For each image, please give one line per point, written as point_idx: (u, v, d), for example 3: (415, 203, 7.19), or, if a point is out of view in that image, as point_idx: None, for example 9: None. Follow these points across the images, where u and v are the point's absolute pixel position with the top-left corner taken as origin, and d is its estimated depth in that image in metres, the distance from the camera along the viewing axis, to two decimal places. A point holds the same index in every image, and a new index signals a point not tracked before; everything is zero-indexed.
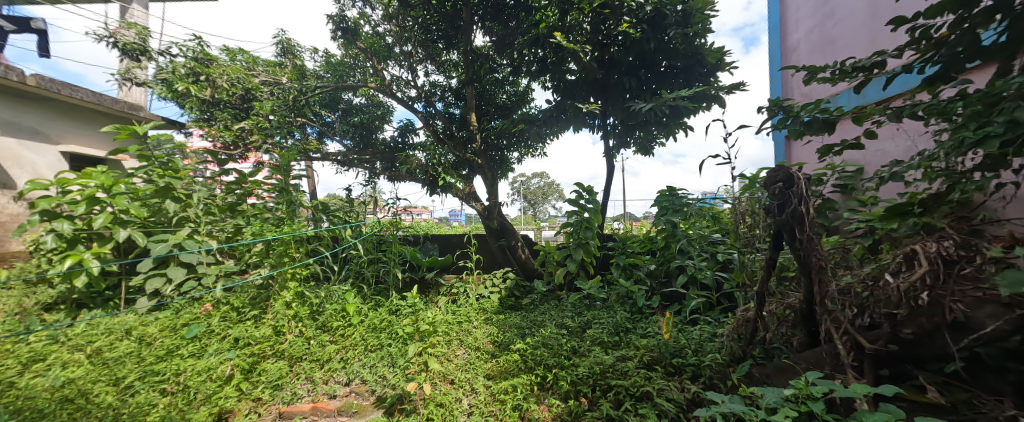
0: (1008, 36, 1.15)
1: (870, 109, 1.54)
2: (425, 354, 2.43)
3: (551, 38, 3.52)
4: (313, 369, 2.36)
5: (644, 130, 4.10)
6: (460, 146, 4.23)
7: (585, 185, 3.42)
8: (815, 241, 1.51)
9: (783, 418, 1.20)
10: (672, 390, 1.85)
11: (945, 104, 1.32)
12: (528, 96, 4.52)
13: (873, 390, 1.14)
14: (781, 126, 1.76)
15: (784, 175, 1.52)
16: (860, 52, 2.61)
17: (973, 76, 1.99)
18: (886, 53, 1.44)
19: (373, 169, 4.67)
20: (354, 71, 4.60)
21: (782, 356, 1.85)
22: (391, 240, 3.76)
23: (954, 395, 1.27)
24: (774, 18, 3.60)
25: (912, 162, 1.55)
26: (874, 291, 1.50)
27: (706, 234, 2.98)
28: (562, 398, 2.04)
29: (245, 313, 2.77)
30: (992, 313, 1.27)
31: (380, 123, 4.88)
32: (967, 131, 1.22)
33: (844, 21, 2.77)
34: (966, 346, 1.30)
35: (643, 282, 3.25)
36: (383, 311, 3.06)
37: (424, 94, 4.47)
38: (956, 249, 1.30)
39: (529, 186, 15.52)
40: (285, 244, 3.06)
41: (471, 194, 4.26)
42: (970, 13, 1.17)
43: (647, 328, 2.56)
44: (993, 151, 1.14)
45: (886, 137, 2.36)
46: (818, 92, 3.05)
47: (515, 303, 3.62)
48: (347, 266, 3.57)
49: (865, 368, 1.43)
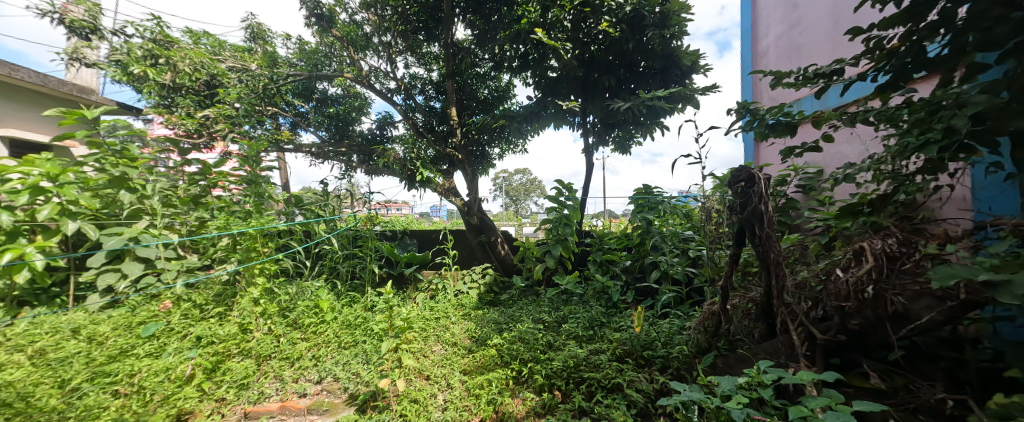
0: (951, 49, 1.22)
1: (828, 114, 1.64)
2: (400, 351, 2.35)
3: (532, 34, 3.53)
4: (282, 368, 2.29)
5: (622, 129, 4.21)
6: (440, 140, 4.24)
7: (565, 182, 3.52)
8: (773, 238, 1.60)
9: (738, 406, 1.21)
10: (641, 381, 1.91)
11: (893, 111, 1.44)
12: (509, 92, 4.54)
13: (818, 376, 1.17)
14: (749, 128, 1.85)
15: (746, 175, 1.59)
16: (822, 59, 2.75)
17: (920, 85, 2.12)
18: (844, 61, 1.53)
19: (350, 163, 4.55)
20: (330, 60, 4.43)
21: (744, 348, 1.95)
22: (368, 235, 3.69)
23: (894, 381, 1.37)
24: (746, 23, 3.73)
25: (863, 165, 1.65)
26: (827, 285, 1.58)
27: (678, 231, 3.08)
28: (536, 391, 2.06)
29: (208, 310, 2.65)
30: (929, 304, 1.37)
31: (357, 114, 4.73)
32: (911, 136, 1.33)
33: (810, 29, 2.90)
34: (905, 335, 1.41)
35: (619, 277, 3.35)
36: (358, 307, 3.03)
37: (404, 86, 4.36)
38: (898, 246, 1.41)
39: (511, 183, 15.50)
40: (252, 238, 2.98)
41: (451, 190, 4.25)
42: (918, 26, 1.25)
43: (620, 321, 2.64)
44: (931, 155, 1.24)
45: (841, 141, 2.49)
46: (785, 96, 3.18)
47: (494, 299, 3.63)
48: (321, 262, 3.53)
49: (816, 357, 1.52)
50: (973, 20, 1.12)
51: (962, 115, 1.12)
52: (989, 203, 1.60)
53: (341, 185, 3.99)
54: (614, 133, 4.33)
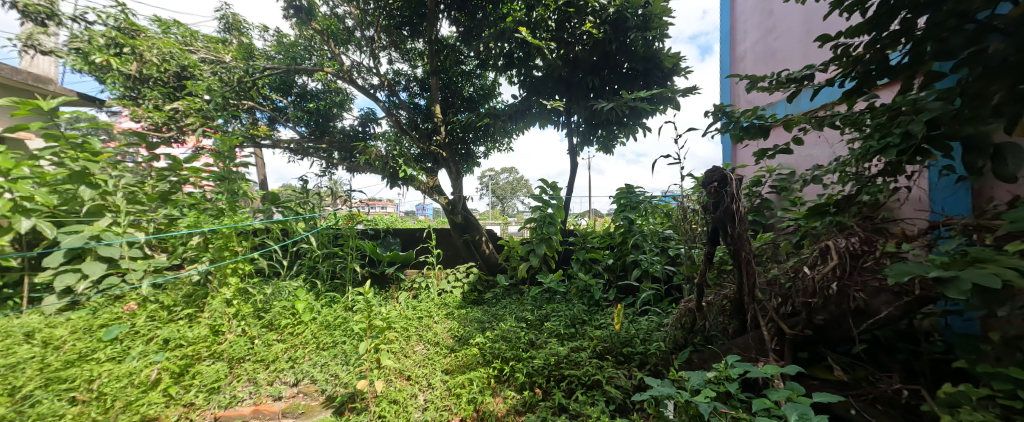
0: (910, 58, 1.29)
1: (798, 117, 1.70)
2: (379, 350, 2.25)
3: (516, 33, 3.53)
4: (256, 370, 2.23)
5: (606, 129, 4.26)
6: (425, 138, 4.21)
7: (549, 181, 3.54)
8: (744, 236, 1.65)
9: (704, 400, 1.23)
10: (620, 378, 1.95)
11: (857, 116, 1.51)
12: (495, 91, 4.52)
13: (781, 370, 1.21)
14: (724, 129, 1.90)
15: (719, 176, 1.64)
16: (795, 65, 2.85)
17: (882, 92, 2.22)
18: (814, 67, 1.59)
19: (330, 160, 4.46)
20: (309, 53, 4.30)
21: (718, 343, 2.00)
22: (349, 233, 3.62)
23: (856, 373, 1.44)
24: (725, 28, 3.83)
25: (830, 167, 1.72)
26: (795, 282, 1.64)
27: (659, 230, 3.14)
28: (517, 390, 2.06)
29: (176, 312, 2.54)
30: (887, 300, 1.44)
31: (338, 110, 4.47)
32: (873, 140, 1.39)
33: (783, 35, 3.00)
34: (866, 329, 1.48)
35: (601, 275, 3.39)
36: (338, 308, 2.97)
37: (387, 83, 4.28)
38: (861, 244, 1.47)
39: (497, 181, 15.47)
40: (225, 237, 2.87)
41: (435, 188, 4.22)
42: (882, 35, 1.31)
43: (601, 319, 2.67)
44: (890, 158, 1.30)
45: (811, 144, 2.59)
46: (760, 100, 3.28)
47: (478, 298, 3.62)
48: (300, 261, 3.46)
49: (784, 352, 1.58)
50: (930, 30, 1.18)
51: (918, 121, 1.19)
52: (944, 204, 1.69)
53: (322, 182, 3.91)
54: (598, 133, 4.38)
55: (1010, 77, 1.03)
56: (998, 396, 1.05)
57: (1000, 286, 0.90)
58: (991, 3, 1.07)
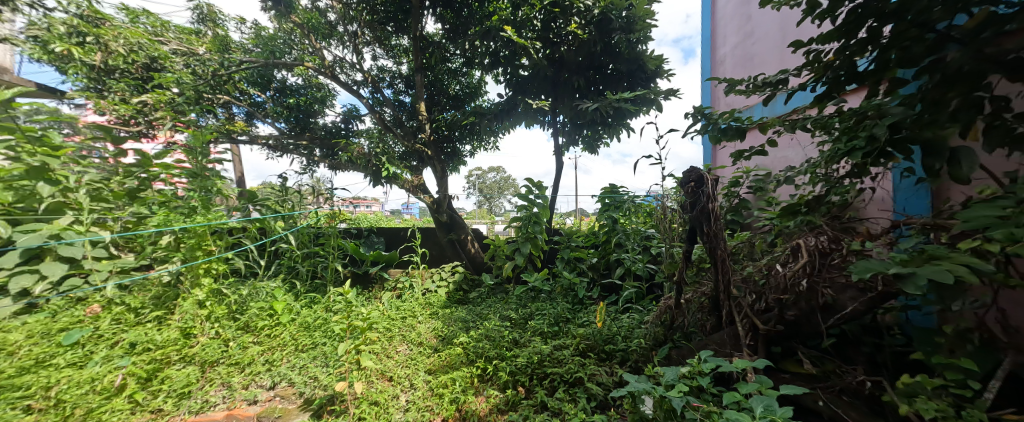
0: (877, 65, 1.34)
1: (772, 120, 1.75)
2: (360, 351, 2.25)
3: (501, 32, 3.52)
4: (230, 374, 2.15)
5: (590, 129, 4.30)
6: (410, 135, 4.15)
7: (535, 180, 3.55)
8: (720, 235, 1.70)
9: (680, 395, 1.25)
10: (601, 375, 1.97)
11: (827, 119, 1.56)
12: (480, 89, 4.50)
13: (750, 363, 1.25)
14: (703, 131, 1.95)
15: (696, 176, 1.69)
16: (771, 69, 2.94)
17: (851, 96, 2.32)
18: (788, 72, 1.65)
19: (311, 157, 4.35)
20: (289, 47, 4.17)
21: (696, 339, 2.05)
22: (330, 233, 3.55)
23: (824, 366, 1.50)
24: (707, 31, 3.92)
25: (801, 168, 1.78)
26: (769, 280, 1.70)
27: (641, 229, 3.20)
28: (501, 389, 2.06)
29: (144, 315, 2.43)
30: (853, 296, 1.51)
31: (319, 106, 4.36)
32: (841, 143, 1.45)
33: (761, 41, 3.09)
34: (833, 324, 1.54)
35: (586, 274, 3.43)
36: (318, 308, 2.91)
37: (371, 79, 4.20)
38: (829, 242, 1.53)
39: (484, 180, 15.43)
40: (198, 236, 2.75)
41: (420, 187, 4.17)
42: (851, 42, 1.36)
43: (585, 317, 2.70)
44: (856, 161, 1.35)
45: (786, 146, 2.68)
46: (738, 102, 3.38)
47: (463, 297, 3.59)
48: (278, 261, 3.40)
49: (757, 347, 1.63)
50: (895, 39, 1.23)
51: (882, 125, 1.24)
52: (906, 204, 1.79)
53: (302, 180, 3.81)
54: (583, 133, 4.42)
55: (964, 85, 1.09)
56: (950, 385, 1.11)
57: (952, 282, 0.95)
58: (949, 15, 1.13)
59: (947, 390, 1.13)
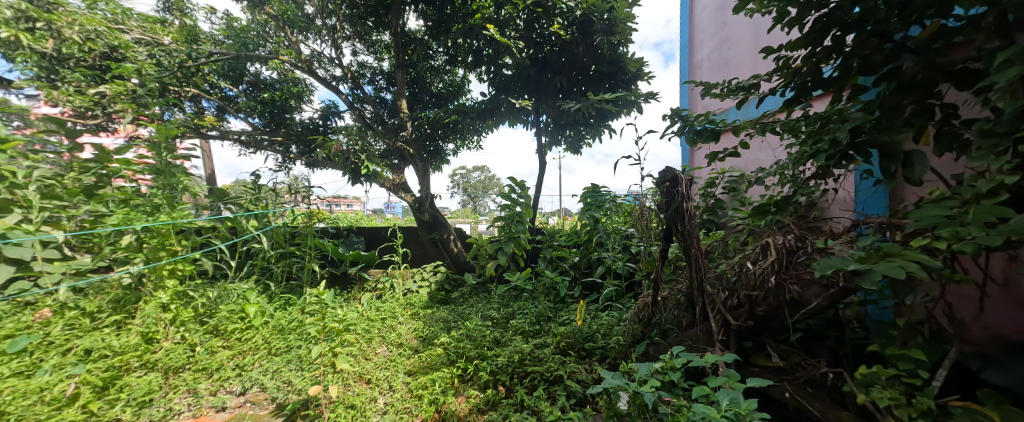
0: (841, 72, 1.41)
1: (744, 123, 1.81)
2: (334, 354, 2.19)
3: (484, 30, 3.50)
4: (197, 380, 2.06)
5: (573, 129, 4.34)
6: (391, 133, 4.09)
7: (518, 179, 3.55)
8: (695, 234, 1.75)
9: (652, 390, 1.28)
10: (581, 372, 1.99)
11: (795, 123, 1.63)
12: (464, 88, 4.46)
13: (719, 358, 1.28)
14: (680, 132, 1.99)
15: (671, 176, 1.73)
16: (745, 74, 3.04)
17: (817, 102, 2.43)
18: (759, 77, 1.71)
19: (287, 154, 4.22)
20: (263, 39, 3.97)
21: (673, 336, 2.10)
22: (307, 232, 3.45)
23: (790, 359, 1.56)
24: (685, 36, 4.01)
25: (771, 169, 1.85)
26: (741, 277, 1.76)
27: (621, 228, 3.25)
28: (481, 389, 2.05)
29: (101, 319, 2.29)
30: (817, 291, 1.58)
31: (296, 102, 4.23)
32: (807, 145, 1.51)
33: (735, 46, 3.20)
34: (799, 319, 1.62)
35: (568, 273, 3.47)
36: (293, 311, 2.83)
37: (351, 75, 4.10)
38: (795, 241, 1.60)
39: (468, 180, 15.36)
40: (161, 236, 2.57)
41: (401, 185, 4.11)
42: (817, 49, 1.42)
43: (566, 316, 2.72)
44: (820, 163, 1.42)
45: (757, 149, 2.78)
46: (713, 106, 3.48)
47: (445, 297, 3.55)
48: (251, 262, 3.28)
49: (729, 342, 1.69)
50: (857, 48, 1.30)
51: (844, 128, 1.31)
52: (867, 206, 1.88)
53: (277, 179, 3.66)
54: (566, 133, 4.45)
55: (919, 92, 1.16)
56: (903, 375, 1.18)
57: (905, 277, 1.01)
58: (905, 26, 1.19)
59: (899, 379, 1.21)
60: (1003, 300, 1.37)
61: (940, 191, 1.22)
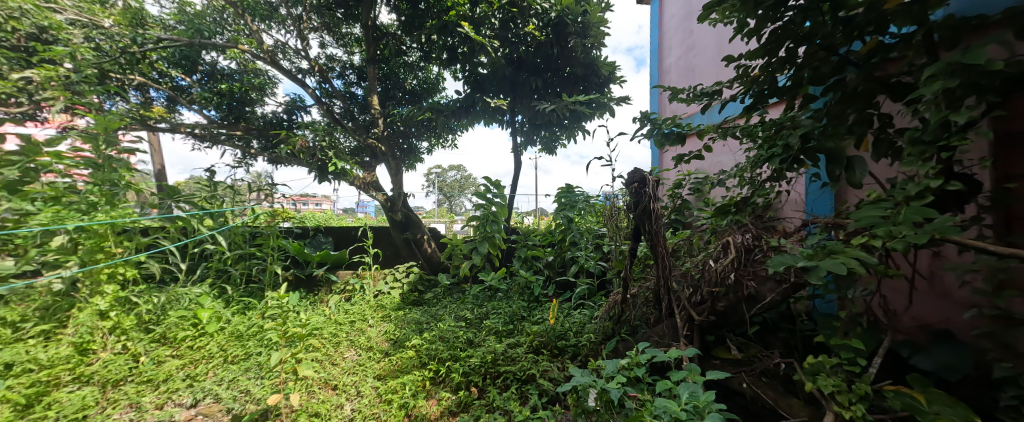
0: (793, 82, 1.50)
1: (708, 127, 1.90)
2: (294, 360, 2.14)
3: (459, 28, 3.46)
4: (141, 393, 1.92)
5: (548, 130, 4.38)
6: (362, 130, 3.98)
7: (493, 179, 3.55)
8: (661, 233, 1.81)
9: (618, 386, 1.31)
10: (553, 370, 2.02)
11: (753, 128, 1.73)
12: (438, 86, 4.40)
13: (681, 352, 1.34)
14: (649, 135, 2.06)
15: (639, 177, 1.80)
16: (709, 80, 3.19)
17: (773, 109, 2.59)
18: (721, 84, 1.80)
19: (247, 149, 4.00)
20: (220, 26, 3.81)
21: (641, 332, 2.17)
22: (269, 233, 3.29)
23: (747, 351, 1.65)
24: (655, 42, 4.15)
25: (732, 172, 1.95)
26: (705, 274, 1.84)
27: (593, 228, 3.32)
28: (453, 390, 2.03)
29: (26, 330, 2.06)
30: (771, 286, 1.68)
31: (257, 94, 3.98)
32: (763, 149, 1.61)
33: (701, 54, 3.34)
34: (756, 313, 1.71)
35: (542, 272, 3.51)
36: (253, 316, 2.71)
37: (318, 68, 3.94)
38: (752, 239, 1.69)
39: (444, 179, 15.19)
40: (99, 237, 2.38)
41: (372, 184, 4.00)
42: (772, 60, 1.51)
43: (539, 314, 2.75)
44: (775, 166, 1.51)
45: (720, 152, 2.92)
46: (680, 110, 3.62)
47: (418, 298, 3.48)
48: (205, 265, 3.09)
49: (692, 336, 1.77)
50: (807, 60, 1.40)
51: (796, 135, 1.40)
52: (816, 207, 2.02)
53: (247, 176, 3.53)
54: (541, 133, 4.49)
55: (860, 103, 1.27)
56: (844, 363, 1.28)
57: (846, 272, 1.10)
58: (848, 41, 1.30)
59: (841, 367, 1.31)
60: (930, 292, 1.51)
61: (877, 193, 1.33)
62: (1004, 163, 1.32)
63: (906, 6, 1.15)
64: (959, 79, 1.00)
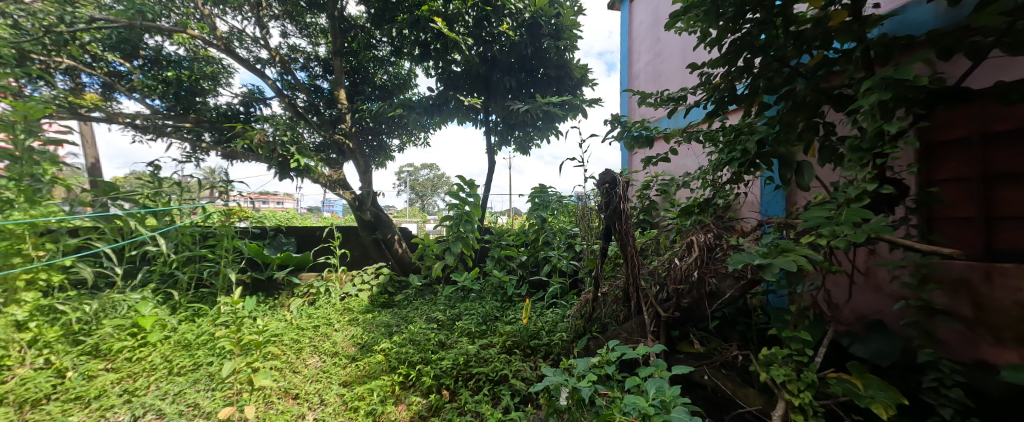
0: (751, 90, 1.59)
1: (673, 131, 1.98)
2: (248, 370, 2.04)
3: (432, 23, 3.39)
4: (68, 412, 1.73)
5: (522, 130, 4.39)
6: (328, 126, 3.83)
7: (467, 179, 3.51)
8: (630, 233, 1.86)
9: (589, 384, 1.34)
10: (526, 370, 2.03)
11: (714, 133, 1.82)
12: (410, 82, 4.31)
13: (647, 349, 1.38)
14: (619, 137, 2.12)
15: (610, 178, 1.85)
16: (674, 86, 3.32)
17: (732, 115, 2.73)
18: (686, 89, 1.87)
19: (198, 143, 3.73)
20: (165, 8, 3.46)
21: (611, 329, 2.22)
22: (223, 233, 3.12)
23: (709, 345, 1.73)
24: (625, 47, 4.26)
25: (695, 174, 2.04)
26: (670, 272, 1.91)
27: (566, 228, 3.37)
28: (424, 394, 1.99)
29: None
30: (731, 283, 1.77)
31: (208, 84, 3.73)
32: (724, 153, 1.69)
33: (667, 60, 3.47)
34: (716, 309, 1.80)
35: (515, 272, 3.52)
36: (205, 324, 2.53)
37: (279, 58, 3.74)
38: (713, 239, 1.78)
39: (416, 178, 14.90)
40: (17, 239, 2.13)
41: (340, 182, 3.85)
42: (732, 68, 1.59)
43: (512, 314, 2.75)
44: (733, 169, 1.59)
45: (685, 155, 3.04)
46: (648, 114, 3.75)
47: (388, 300, 3.38)
48: (148, 268, 2.87)
49: (659, 333, 1.83)
50: (763, 70, 1.48)
51: (753, 140, 1.48)
52: (771, 208, 2.15)
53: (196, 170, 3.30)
54: (515, 134, 4.50)
55: (808, 112, 1.36)
56: (794, 354, 1.37)
57: (796, 269, 1.17)
58: (799, 53, 1.39)
59: (792, 358, 1.40)
60: (865, 286, 1.65)
61: (822, 195, 1.44)
62: (927, 169, 1.47)
63: (847, 24, 1.25)
64: (892, 92, 1.10)
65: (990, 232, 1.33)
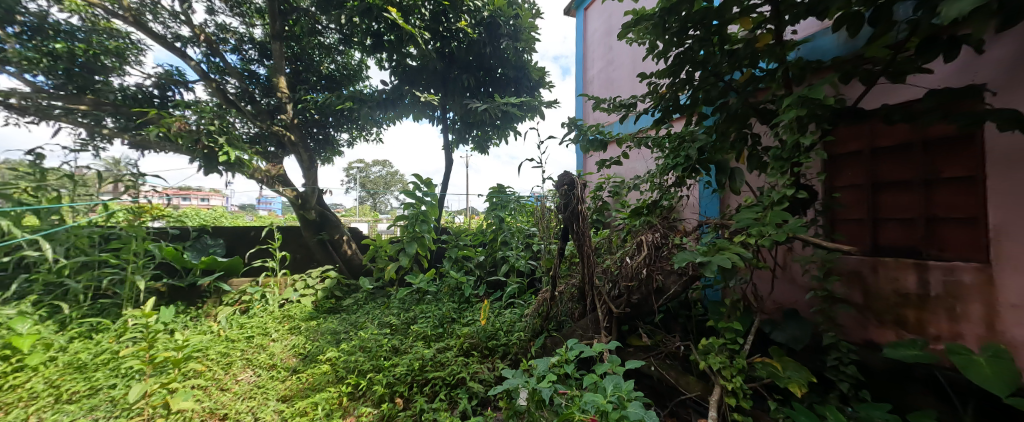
0: (693, 101, 1.71)
1: (625, 135, 2.08)
2: (164, 391, 1.80)
3: (385, 13, 3.22)
4: None
5: (480, 129, 4.36)
6: (266, 115, 3.50)
7: (423, 177, 3.39)
8: (587, 233, 1.93)
9: (548, 383, 1.36)
10: (484, 372, 2.01)
11: (661, 139, 1.94)
12: (361, 74, 4.08)
13: (603, 345, 1.43)
14: (576, 140, 2.18)
15: (568, 180, 1.89)
16: (625, 93, 3.49)
17: (676, 123, 2.93)
18: (636, 97, 1.98)
19: (98, 128, 3.19)
20: None
21: (566, 326, 2.28)
22: (132, 234, 2.71)
23: (655, 338, 1.85)
24: (580, 53, 4.39)
25: (644, 177, 2.17)
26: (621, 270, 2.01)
27: (523, 228, 3.41)
28: (376, 404, 1.89)
29: None
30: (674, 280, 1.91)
31: (109, 60, 3.19)
32: (669, 159, 1.81)
33: (619, 68, 3.64)
34: (662, 304, 1.92)
35: (472, 272, 3.48)
36: (110, 340, 2.19)
37: (204, 37, 3.32)
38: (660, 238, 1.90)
39: (366, 174, 14.15)
40: None
41: (280, 178, 3.53)
42: (678, 80, 1.71)
43: (469, 316, 2.71)
44: (677, 174, 1.71)
45: (636, 159, 3.20)
46: (601, 119, 3.91)
47: (335, 305, 3.17)
48: (30, 277, 2.41)
49: (611, 328, 1.92)
50: (704, 83, 1.61)
51: (695, 147, 1.60)
52: (710, 210, 2.34)
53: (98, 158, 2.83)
54: (473, 132, 4.45)
55: (740, 124, 1.50)
56: (727, 343, 1.51)
57: (730, 266, 1.29)
58: (733, 70, 1.53)
59: (726, 346, 1.54)
60: (783, 279, 1.86)
61: (751, 199, 1.59)
62: (832, 177, 1.69)
63: (772, 46, 1.40)
64: (807, 109, 1.25)
65: (876, 231, 1.57)
